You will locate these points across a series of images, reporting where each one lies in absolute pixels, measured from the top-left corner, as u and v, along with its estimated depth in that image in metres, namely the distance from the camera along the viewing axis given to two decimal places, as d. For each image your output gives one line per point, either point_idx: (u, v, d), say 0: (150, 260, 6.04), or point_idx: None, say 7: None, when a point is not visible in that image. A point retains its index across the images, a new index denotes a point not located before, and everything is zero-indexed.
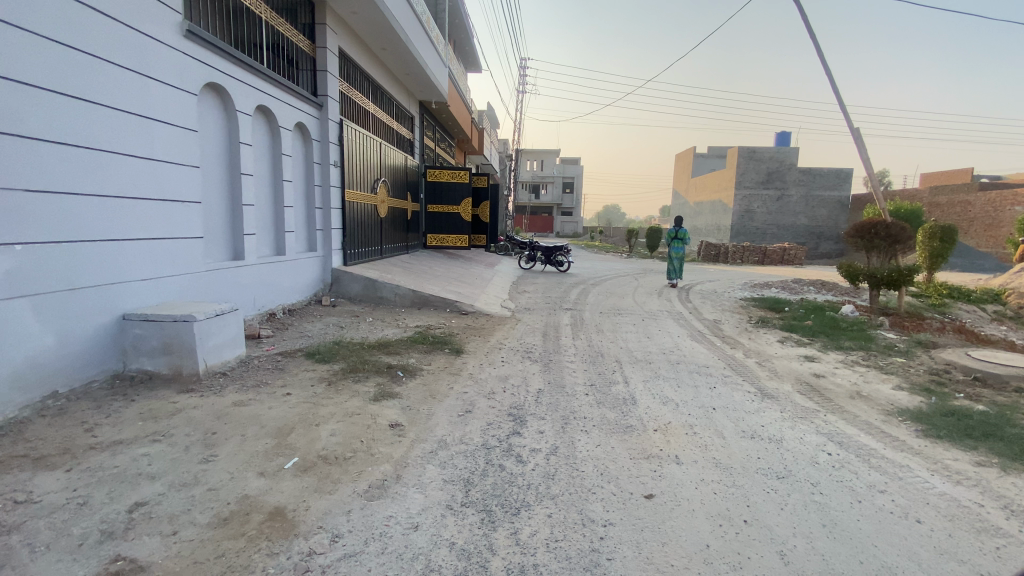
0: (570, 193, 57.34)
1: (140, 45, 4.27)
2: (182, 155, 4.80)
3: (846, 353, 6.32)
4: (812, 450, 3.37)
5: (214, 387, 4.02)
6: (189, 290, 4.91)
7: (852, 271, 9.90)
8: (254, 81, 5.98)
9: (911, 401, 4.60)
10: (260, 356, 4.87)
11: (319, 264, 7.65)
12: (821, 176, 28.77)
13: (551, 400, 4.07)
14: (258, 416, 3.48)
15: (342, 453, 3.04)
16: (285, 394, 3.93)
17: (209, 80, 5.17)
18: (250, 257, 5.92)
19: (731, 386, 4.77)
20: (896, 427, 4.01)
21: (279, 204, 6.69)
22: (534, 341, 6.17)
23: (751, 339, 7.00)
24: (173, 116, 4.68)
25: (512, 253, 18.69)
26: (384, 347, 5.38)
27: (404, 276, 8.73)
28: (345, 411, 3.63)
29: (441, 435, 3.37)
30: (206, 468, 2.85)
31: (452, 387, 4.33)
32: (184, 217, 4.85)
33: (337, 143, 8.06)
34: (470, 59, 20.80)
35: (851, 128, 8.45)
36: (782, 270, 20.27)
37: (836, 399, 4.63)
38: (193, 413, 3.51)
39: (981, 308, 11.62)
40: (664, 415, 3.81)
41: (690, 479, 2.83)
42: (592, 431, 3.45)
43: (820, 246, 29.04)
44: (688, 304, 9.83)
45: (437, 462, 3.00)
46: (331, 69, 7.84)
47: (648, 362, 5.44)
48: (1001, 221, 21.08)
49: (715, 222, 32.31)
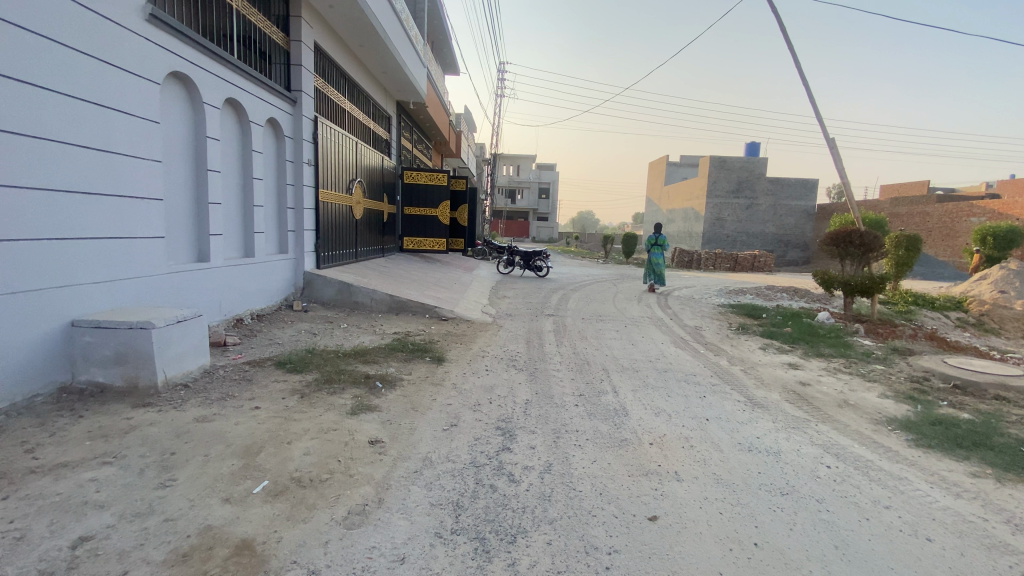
0: (544, 199, 57.55)
1: (97, 27, 3.92)
2: (143, 148, 4.45)
3: (827, 361, 6.32)
4: (812, 463, 3.27)
5: (174, 400, 3.68)
6: (149, 295, 4.55)
7: (827, 278, 10.03)
8: (223, 72, 5.64)
9: (899, 410, 4.57)
10: (226, 366, 4.52)
11: (291, 266, 7.29)
12: (789, 186, 29.54)
13: (540, 412, 3.87)
14: (224, 433, 3.18)
15: (318, 475, 2.78)
16: (254, 408, 3.62)
17: (174, 69, 4.83)
18: (216, 259, 5.56)
19: (721, 395, 4.67)
20: (887, 436, 3.96)
21: (248, 203, 6.33)
22: (518, 348, 5.97)
23: (733, 346, 6.95)
24: (134, 106, 4.33)
25: (489, 258, 18.50)
26: (361, 356, 5.10)
27: (380, 280, 8.43)
28: (319, 427, 3.36)
29: (425, 452, 3.14)
30: (163, 495, 2.55)
31: (435, 399, 4.08)
32: (143, 215, 4.49)
33: (312, 141, 7.73)
34: (448, 62, 20.63)
35: (827, 138, 8.76)
36: (754, 277, 20.62)
37: (825, 407, 4.57)
38: (149, 430, 3.18)
39: (946, 315, 11.94)
40: (659, 428, 3.66)
41: (694, 498, 2.68)
42: (586, 446, 3.26)
43: (788, 254, 29.82)
44: (668, 310, 9.81)
45: (423, 483, 2.77)
46: (306, 64, 7.50)
47: (636, 370, 5.30)
48: (958, 231, 22.01)
49: (687, 229, 32.81)
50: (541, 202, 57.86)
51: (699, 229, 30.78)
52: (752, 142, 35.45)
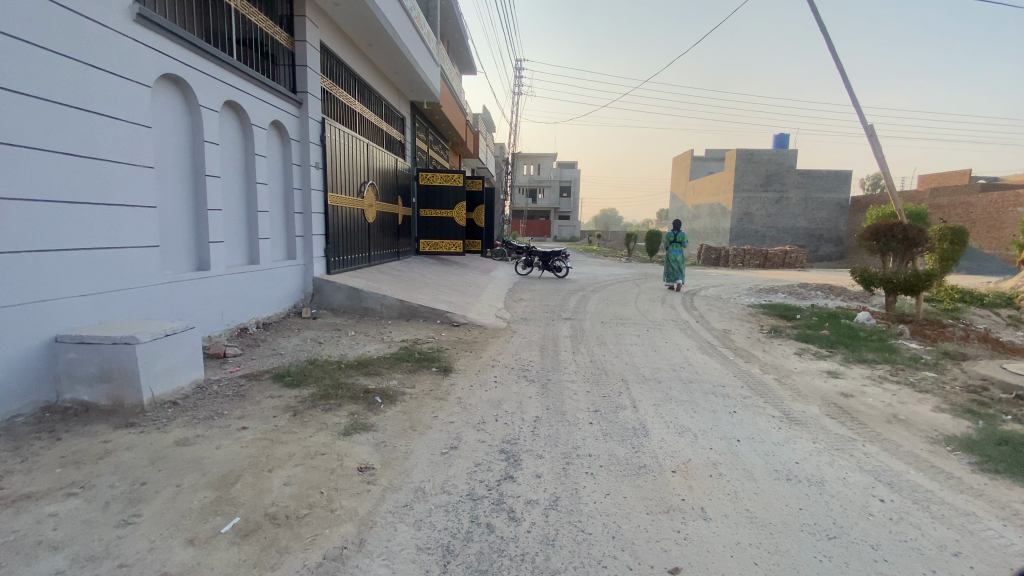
0: (566, 197, 56.97)
1: (79, 28, 3.73)
2: (133, 155, 4.27)
3: (871, 368, 5.77)
4: (862, 495, 2.82)
5: (160, 419, 3.47)
6: (143, 306, 4.36)
7: (867, 276, 9.37)
8: (221, 74, 5.45)
9: (957, 426, 4.03)
10: (221, 380, 4.31)
11: (299, 273, 7.11)
12: (820, 178, 28.35)
13: (550, 432, 3.51)
14: (202, 459, 2.92)
15: (296, 510, 2.49)
16: (240, 429, 3.36)
17: (166, 71, 4.64)
18: (216, 268, 5.37)
19: (753, 410, 4.23)
20: (946, 459, 3.46)
21: (252, 210, 6.15)
22: (531, 356, 5.62)
23: (765, 351, 6.45)
24: (121, 111, 4.14)
25: (509, 259, 18.18)
26: (364, 367, 4.82)
27: (392, 284, 8.19)
28: (306, 450, 3.08)
29: (419, 481, 2.82)
30: (122, 535, 2.29)
31: (436, 417, 3.76)
32: (135, 224, 4.31)
33: (319, 143, 7.53)
34: (465, 61, 20.43)
35: (865, 125, 8.12)
36: (784, 274, 19.81)
37: (872, 424, 4.08)
38: (125, 456, 2.95)
39: (995, 313, 11.08)
40: (683, 452, 3.26)
41: (723, 543, 2.30)
42: (599, 475, 2.90)
43: (821, 249, 28.63)
44: (694, 312, 9.32)
45: (411, 521, 2.45)
46: (312, 64, 7.30)
47: (658, 381, 4.89)
48: (1004, 222, 20.69)
49: (714, 225, 31.84)
50: (563, 200, 57.31)
51: (726, 225, 29.84)
52: (780, 134, 34.28)
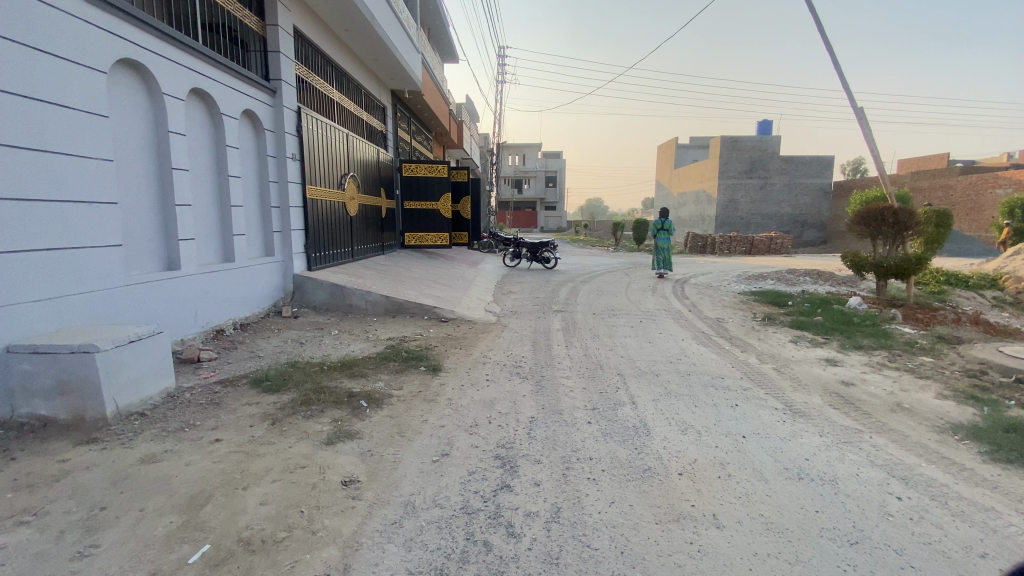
0: (551, 188, 56.69)
1: (23, 8, 3.40)
2: (89, 147, 3.95)
3: (869, 354, 5.66)
4: (878, 494, 2.67)
5: (125, 434, 3.20)
6: (107, 310, 4.07)
7: (858, 261, 9.31)
8: (186, 59, 5.11)
9: (963, 414, 3.91)
10: (195, 387, 4.03)
11: (278, 270, 6.81)
12: (803, 164, 28.51)
13: (548, 434, 3.32)
14: (170, 478, 2.67)
15: (273, 533, 2.27)
16: (213, 441, 3.11)
17: (124, 56, 4.30)
18: (187, 266, 5.06)
19: (756, 402, 4.08)
20: (956, 449, 3.33)
21: (225, 204, 5.83)
22: (524, 351, 5.42)
23: (761, 340, 6.31)
24: (75, 99, 3.82)
25: (496, 251, 17.93)
26: (347, 368, 4.57)
27: (376, 280, 7.91)
28: (285, 464, 2.85)
29: (408, 494, 2.61)
30: (76, 570, 2.04)
31: (425, 421, 3.54)
32: (94, 222, 4.00)
33: (295, 133, 7.20)
34: (447, 49, 20.02)
35: (855, 108, 8.00)
36: (770, 260, 19.89)
37: (876, 414, 3.95)
38: (85, 477, 2.69)
39: (981, 295, 11.12)
40: (688, 451, 3.09)
41: (739, 555, 2.13)
42: (601, 481, 2.71)
43: (805, 234, 28.87)
44: (685, 300, 9.18)
45: (402, 541, 2.24)
46: (284, 51, 6.95)
47: (656, 374, 4.73)
48: (983, 204, 20.97)
49: (700, 213, 31.88)
50: (548, 191, 57.05)
51: (712, 212, 29.88)
52: (764, 121, 34.38)
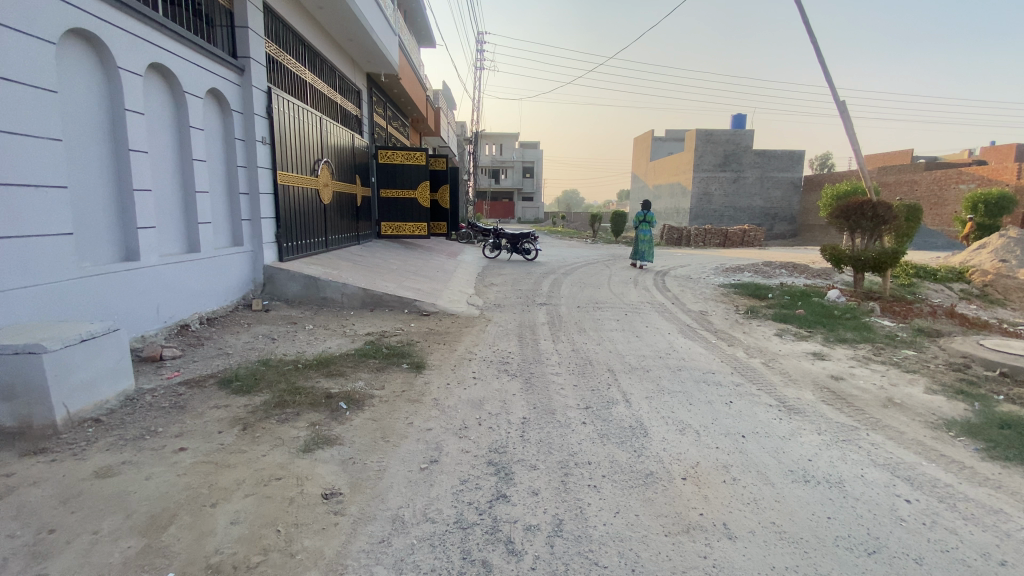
0: (528, 178, 56.46)
1: None
2: (35, 125, 3.55)
3: (854, 348, 5.66)
4: (886, 497, 2.59)
5: (78, 443, 2.88)
6: (57, 305, 3.69)
7: (837, 254, 9.41)
8: (145, 31, 4.68)
9: (955, 410, 3.90)
10: (157, 389, 3.71)
11: (248, 260, 6.43)
12: (776, 158, 28.99)
13: (542, 436, 3.14)
14: (128, 495, 2.39)
15: (246, 558, 2.03)
16: (177, 451, 2.83)
17: (75, 25, 3.88)
18: (148, 257, 4.69)
19: (750, 399, 3.99)
20: (953, 447, 3.29)
21: (189, 190, 5.43)
22: (510, 347, 5.23)
23: (746, 334, 6.27)
24: (17, 71, 3.41)
25: (474, 242, 17.63)
26: (324, 366, 4.30)
27: (353, 272, 7.57)
28: (258, 476, 2.59)
29: (396, 508, 2.40)
30: None
31: (411, 424, 3.32)
32: (42, 209, 3.62)
33: (265, 115, 6.79)
34: (424, 33, 19.50)
35: (838, 102, 8.02)
36: (744, 253, 20.09)
37: (869, 409, 3.90)
38: (28, 495, 2.38)
39: (949, 287, 11.43)
40: (689, 453, 2.96)
41: (757, 570, 1.99)
42: (602, 488, 2.55)
43: (776, 227, 29.45)
44: (667, 293, 9.14)
45: (391, 563, 2.02)
46: (253, 26, 6.51)
47: (647, 370, 4.60)
48: (946, 199, 21.69)
49: (675, 205, 32.13)
50: (525, 181, 56.76)
51: (686, 205, 30.16)
52: (738, 114, 34.82)
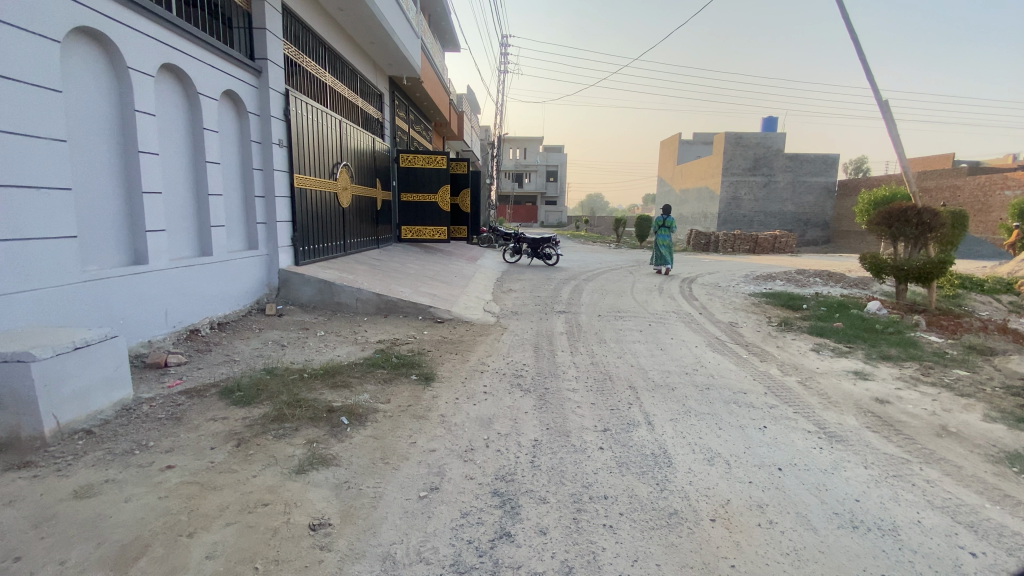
0: (553, 182, 56.13)
1: None
2: (38, 126, 3.47)
3: (899, 366, 5.21)
4: (948, 549, 2.24)
5: (65, 457, 2.74)
6: (60, 310, 3.60)
7: (877, 263, 8.85)
8: (157, 31, 4.60)
9: (1019, 441, 3.47)
10: (156, 398, 3.58)
11: (262, 264, 6.33)
12: (808, 162, 28.07)
13: (554, 463, 2.88)
14: (104, 519, 2.22)
15: None
16: (165, 469, 2.66)
17: (82, 25, 3.80)
18: (156, 260, 4.59)
19: (785, 424, 3.64)
20: (1020, 486, 2.89)
21: (201, 192, 5.35)
22: (525, 359, 4.97)
23: (779, 348, 5.87)
24: (19, 70, 3.32)
25: (496, 246, 17.42)
26: (329, 377, 4.12)
27: (369, 276, 7.44)
28: (244, 501, 2.40)
29: (388, 544, 2.17)
30: None
31: (414, 444, 3.09)
32: (44, 212, 3.53)
33: (282, 118, 6.71)
34: (449, 36, 19.48)
35: (880, 102, 7.53)
36: (775, 259, 19.38)
37: (920, 438, 3.51)
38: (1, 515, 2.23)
39: (998, 299, 10.70)
40: (718, 488, 2.66)
41: None
42: (618, 529, 2.27)
43: (808, 233, 28.46)
44: (694, 302, 8.73)
45: None
46: (272, 28, 6.45)
47: (671, 388, 4.27)
48: (992, 205, 20.55)
49: (702, 210, 31.38)
50: (549, 185, 56.44)
51: (714, 210, 29.40)
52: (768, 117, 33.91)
